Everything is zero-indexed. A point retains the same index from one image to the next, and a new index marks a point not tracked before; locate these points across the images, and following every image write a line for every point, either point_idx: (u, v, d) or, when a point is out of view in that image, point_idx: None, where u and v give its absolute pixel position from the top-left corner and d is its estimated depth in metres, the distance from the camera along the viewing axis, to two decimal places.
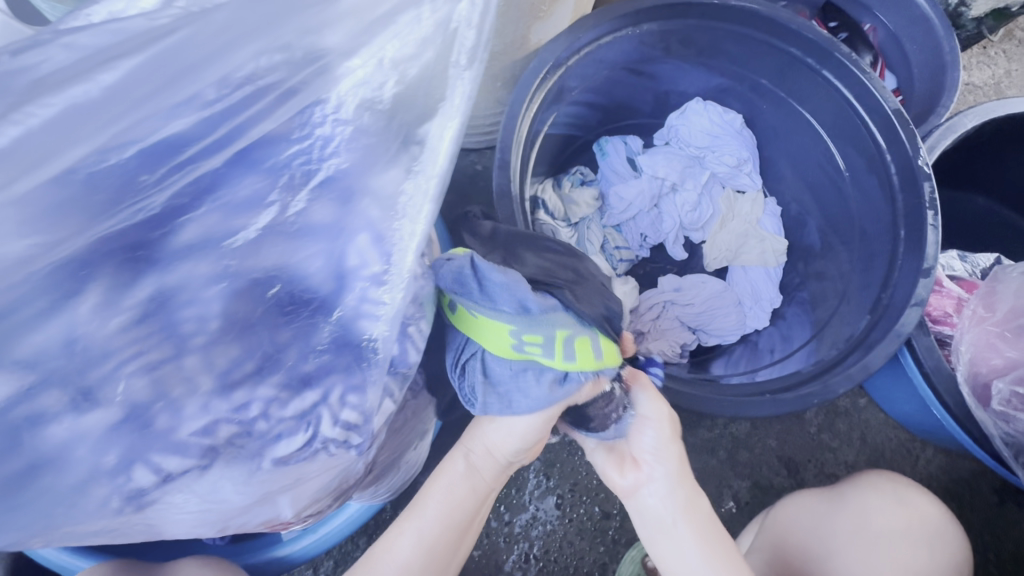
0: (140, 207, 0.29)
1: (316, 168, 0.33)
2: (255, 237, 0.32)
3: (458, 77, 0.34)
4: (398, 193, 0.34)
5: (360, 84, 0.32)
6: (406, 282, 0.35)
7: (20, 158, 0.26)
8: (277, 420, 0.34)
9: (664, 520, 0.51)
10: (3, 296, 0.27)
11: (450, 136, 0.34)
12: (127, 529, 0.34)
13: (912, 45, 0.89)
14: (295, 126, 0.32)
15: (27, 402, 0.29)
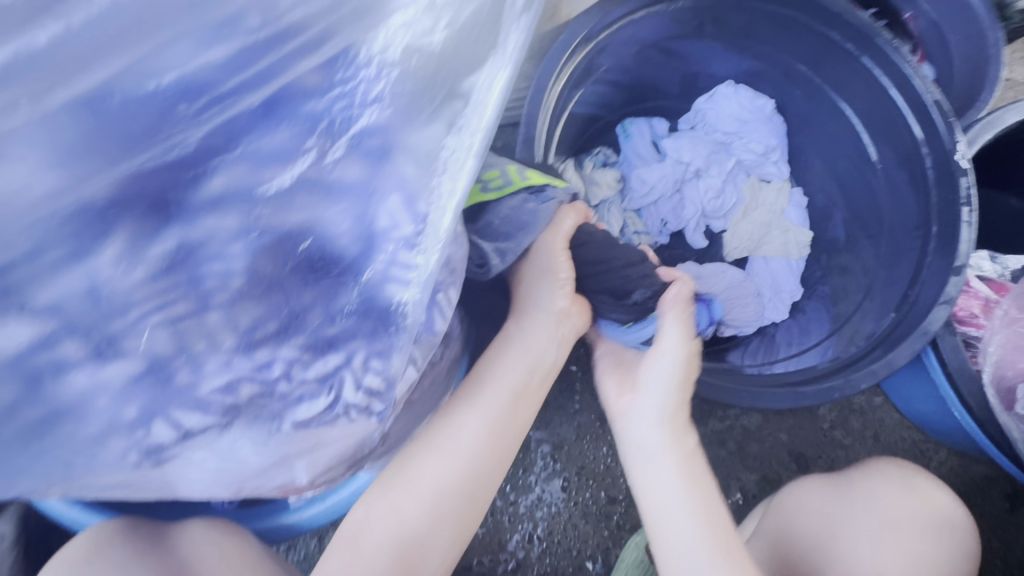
0: (170, 145, 0.27)
1: (356, 116, 0.30)
2: (289, 185, 0.31)
3: (511, 26, 0.34)
4: (439, 148, 0.33)
5: (412, 23, 0.29)
6: (440, 245, 0.34)
7: (51, 71, 0.24)
8: (299, 382, 0.34)
9: (646, 446, 0.52)
10: (26, 237, 0.26)
11: (501, 87, 0.34)
12: (143, 485, 0.34)
13: (953, 35, 0.84)
14: (337, 68, 0.29)
15: (48, 350, 0.28)
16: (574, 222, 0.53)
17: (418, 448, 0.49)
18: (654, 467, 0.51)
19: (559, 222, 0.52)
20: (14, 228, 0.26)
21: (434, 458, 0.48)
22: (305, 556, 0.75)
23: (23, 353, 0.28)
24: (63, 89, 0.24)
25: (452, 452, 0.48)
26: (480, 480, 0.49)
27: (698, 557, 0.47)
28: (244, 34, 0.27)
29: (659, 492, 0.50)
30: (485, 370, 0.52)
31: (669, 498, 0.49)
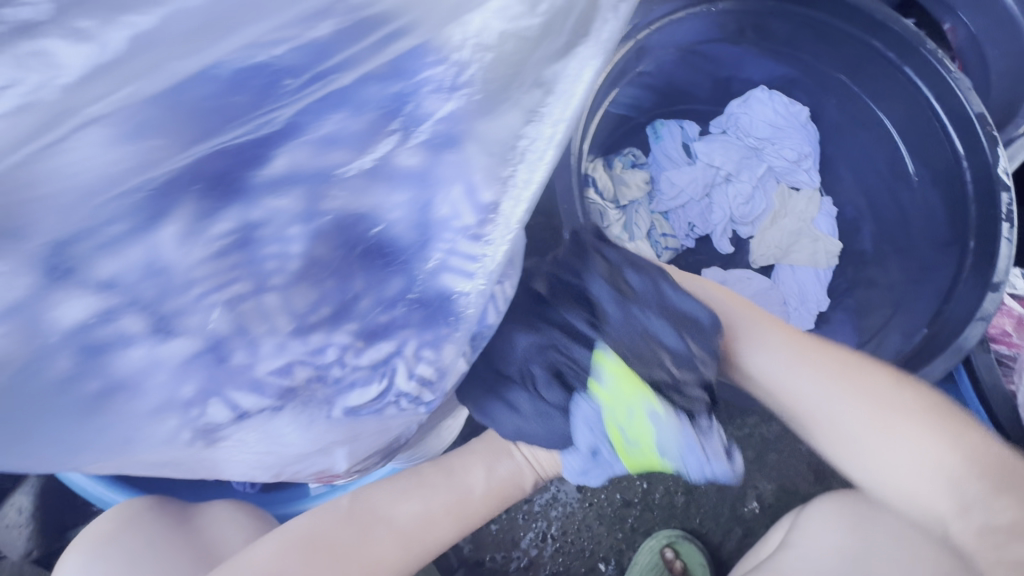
0: (262, 121, 0.27)
1: (445, 98, 0.30)
2: (370, 168, 0.31)
3: (607, 11, 0.33)
4: (519, 137, 0.32)
5: (506, 8, 0.28)
6: (511, 235, 0.34)
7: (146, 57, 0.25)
8: (352, 368, 0.33)
9: (773, 365, 0.45)
10: (89, 212, 0.25)
11: (588, 77, 0.33)
12: (189, 464, 0.34)
13: (993, 48, 0.81)
14: (431, 48, 0.28)
15: (107, 325, 0.28)
16: None
17: (385, 507, 0.48)
18: (802, 389, 0.44)
19: None
20: (93, 200, 0.25)
21: (398, 527, 0.47)
22: None
23: (82, 328, 0.27)
24: (181, 58, 0.25)
25: (409, 535, 0.47)
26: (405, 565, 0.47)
27: (902, 443, 0.42)
28: (340, 16, 0.26)
29: (819, 414, 0.44)
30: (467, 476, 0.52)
31: (830, 390, 0.44)
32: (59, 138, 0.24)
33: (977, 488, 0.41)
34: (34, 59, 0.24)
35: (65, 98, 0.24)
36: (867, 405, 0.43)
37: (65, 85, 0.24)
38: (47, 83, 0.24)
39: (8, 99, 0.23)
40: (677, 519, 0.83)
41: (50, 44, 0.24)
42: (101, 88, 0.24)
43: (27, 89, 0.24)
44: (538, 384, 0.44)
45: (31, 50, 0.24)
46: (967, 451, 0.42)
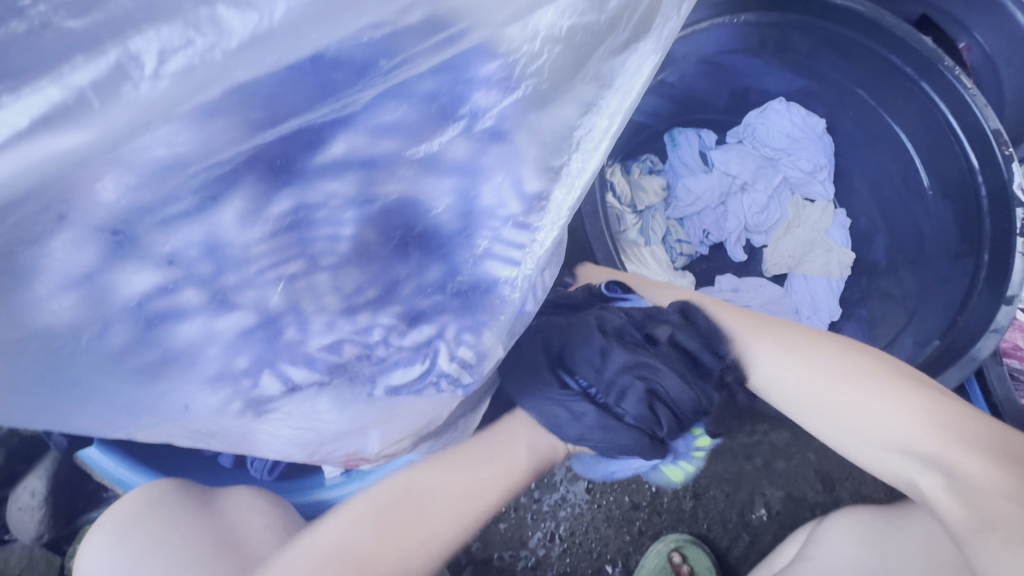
0: (346, 102, 0.28)
1: (513, 87, 0.31)
2: (435, 151, 0.32)
3: (673, 8, 0.32)
4: (575, 128, 0.34)
5: (572, 4, 0.29)
6: (563, 220, 0.34)
7: (274, 43, 0.25)
8: (396, 349, 0.35)
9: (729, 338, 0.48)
10: (157, 189, 0.26)
11: (646, 73, 0.33)
12: (231, 437, 0.35)
13: (1008, 71, 0.81)
14: (504, 40, 0.29)
15: (168, 297, 0.29)
16: None
17: (438, 490, 0.42)
18: (756, 367, 0.46)
19: None
20: (175, 176, 0.26)
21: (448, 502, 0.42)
22: None
23: (142, 301, 0.28)
24: (318, 32, 0.26)
25: (468, 508, 0.43)
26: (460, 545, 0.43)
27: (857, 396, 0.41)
28: (431, 6, 0.27)
29: (786, 390, 0.45)
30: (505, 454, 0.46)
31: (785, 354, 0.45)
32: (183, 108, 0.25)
33: (925, 440, 0.38)
34: (202, 22, 0.24)
35: (223, 62, 0.24)
36: (820, 374, 0.43)
37: (228, 50, 0.24)
38: (212, 47, 0.24)
39: (174, 59, 0.23)
40: (684, 523, 0.81)
41: (219, 7, 0.24)
42: (253, 56, 0.25)
43: (193, 50, 0.24)
44: (619, 402, 0.44)
45: (201, 14, 0.24)
46: (942, 420, 0.38)
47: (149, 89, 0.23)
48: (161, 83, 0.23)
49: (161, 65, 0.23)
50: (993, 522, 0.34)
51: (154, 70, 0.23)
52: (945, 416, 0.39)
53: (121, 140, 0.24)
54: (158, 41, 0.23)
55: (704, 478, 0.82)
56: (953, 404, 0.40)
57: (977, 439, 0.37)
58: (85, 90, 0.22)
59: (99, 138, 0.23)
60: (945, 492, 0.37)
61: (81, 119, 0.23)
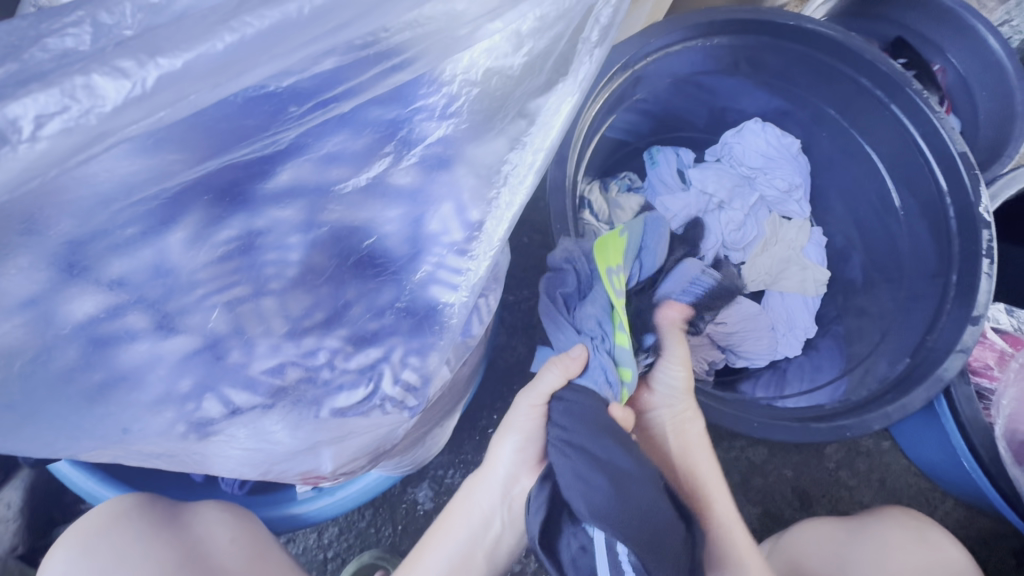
0: (269, 142, 0.29)
1: (433, 127, 0.32)
2: (365, 185, 0.33)
3: (587, 53, 0.33)
4: (502, 162, 0.34)
5: (492, 48, 0.31)
6: (493, 251, 0.35)
7: (151, 103, 0.24)
8: (341, 371, 0.35)
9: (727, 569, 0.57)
10: (101, 218, 0.27)
11: (566, 113, 0.34)
12: (183, 457, 0.35)
13: (981, 90, 0.84)
14: (425, 81, 0.31)
15: (114, 320, 0.29)
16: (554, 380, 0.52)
17: None
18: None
19: (538, 381, 0.53)
20: (121, 206, 0.27)
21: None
22: (304, 549, 0.77)
23: (87, 324, 0.29)
24: (198, 94, 0.25)
25: None
26: None
27: None
28: (341, 56, 0.27)
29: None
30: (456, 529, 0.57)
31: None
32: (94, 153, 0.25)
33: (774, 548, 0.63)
34: (77, 90, 0.23)
35: (99, 125, 0.24)
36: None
37: (102, 115, 0.24)
38: (86, 112, 0.24)
39: (51, 123, 0.23)
40: None
41: (94, 76, 0.24)
42: (134, 114, 0.24)
43: (69, 115, 0.23)
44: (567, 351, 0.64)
45: (77, 82, 0.24)
46: None
47: (27, 151, 0.23)
48: (38, 144, 0.23)
49: (37, 129, 0.23)
50: None
51: (32, 134, 0.23)
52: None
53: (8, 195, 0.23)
54: (34, 107, 0.23)
55: None
56: None
57: None
58: None
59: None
60: None
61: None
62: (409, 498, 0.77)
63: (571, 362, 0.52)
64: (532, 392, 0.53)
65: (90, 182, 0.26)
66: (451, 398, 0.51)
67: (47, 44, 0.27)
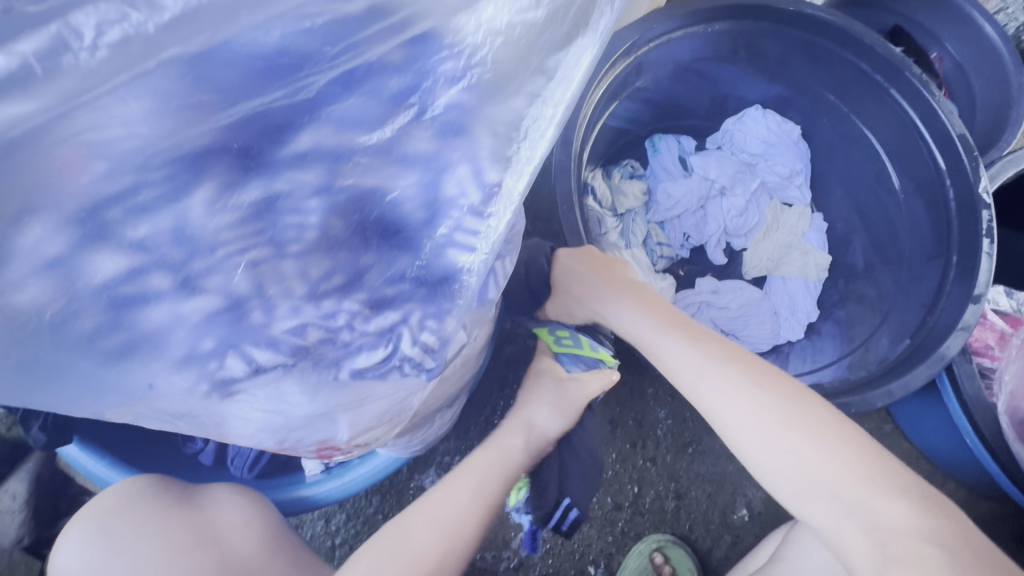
0: (301, 86, 0.29)
1: (460, 77, 0.32)
2: (388, 138, 0.33)
3: (609, 1, 0.33)
4: (523, 117, 0.35)
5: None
6: (513, 206, 0.37)
7: (211, 14, 0.25)
8: (360, 333, 0.36)
9: (689, 385, 0.51)
10: (122, 176, 0.27)
11: (586, 65, 0.35)
12: (202, 419, 0.36)
13: (978, 77, 0.85)
14: (449, 31, 0.30)
15: (135, 282, 0.29)
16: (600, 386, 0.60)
17: (412, 536, 0.49)
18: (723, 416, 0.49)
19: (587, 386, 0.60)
20: (141, 163, 0.27)
21: (423, 553, 0.48)
22: (312, 536, 0.77)
23: (109, 284, 0.29)
24: (248, 11, 0.26)
25: (445, 524, 0.51)
26: (449, 552, 0.50)
27: (755, 426, 0.47)
28: None
29: (717, 420, 0.49)
30: (462, 505, 0.52)
31: (740, 402, 0.48)
32: (142, 73, 0.25)
33: (865, 496, 0.43)
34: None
35: (157, 36, 0.24)
36: (755, 417, 0.47)
37: (161, 25, 0.24)
38: (148, 22, 0.24)
39: (112, 32, 0.23)
40: (667, 524, 0.78)
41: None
42: (182, 33, 0.25)
43: (129, 24, 0.23)
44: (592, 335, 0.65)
45: None
46: (852, 462, 0.44)
47: (88, 59, 0.23)
48: (100, 53, 0.23)
49: (99, 37, 0.23)
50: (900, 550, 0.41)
51: (93, 41, 0.23)
52: (869, 461, 0.45)
53: (69, 108, 0.24)
54: (94, 15, 0.23)
55: (687, 479, 0.80)
56: (874, 453, 0.45)
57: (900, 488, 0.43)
58: (28, 58, 0.22)
59: (48, 106, 0.23)
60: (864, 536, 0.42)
61: (27, 87, 0.22)
62: (415, 485, 0.77)
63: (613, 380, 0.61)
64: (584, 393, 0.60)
65: (113, 137, 0.26)
66: (465, 375, 0.52)
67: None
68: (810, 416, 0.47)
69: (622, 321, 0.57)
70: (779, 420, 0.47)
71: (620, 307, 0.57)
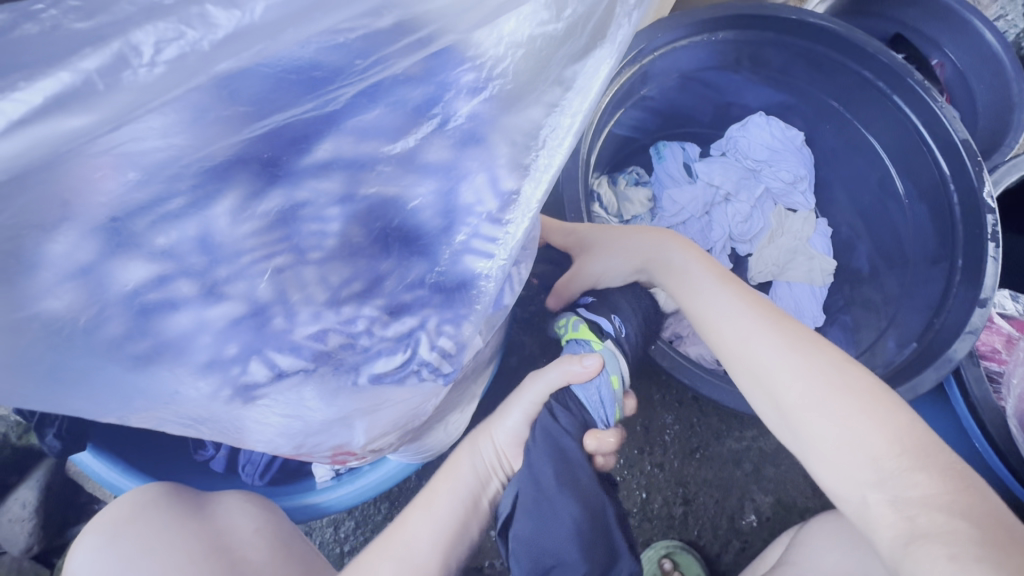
0: (329, 98, 0.30)
1: (482, 87, 0.33)
2: (411, 148, 0.34)
3: (624, 15, 0.35)
4: (541, 126, 0.36)
5: (535, 13, 0.31)
6: (532, 212, 0.37)
7: (257, 34, 0.27)
8: (379, 339, 0.36)
9: (738, 341, 0.51)
10: (151, 186, 0.28)
11: (604, 74, 0.36)
12: (221, 424, 0.36)
13: (980, 83, 0.86)
14: (471, 45, 0.32)
15: (162, 288, 0.30)
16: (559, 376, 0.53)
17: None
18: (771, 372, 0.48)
19: (544, 372, 0.54)
20: (168, 173, 0.28)
21: None
22: (321, 543, 0.77)
23: (138, 291, 0.30)
24: (294, 28, 0.27)
25: (400, 560, 0.49)
26: None
27: (803, 384, 0.47)
28: (401, 11, 0.29)
29: (765, 375, 0.49)
30: (418, 537, 0.50)
31: (791, 361, 0.48)
32: (193, 88, 0.26)
33: (900, 466, 0.43)
34: (193, 17, 0.25)
35: (209, 53, 0.26)
36: (807, 377, 0.47)
37: (214, 42, 0.26)
38: (201, 40, 0.25)
39: (169, 48, 0.25)
40: (675, 530, 0.78)
41: (209, 5, 0.25)
42: (234, 49, 0.26)
43: (185, 41, 0.25)
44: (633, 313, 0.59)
45: (192, 10, 0.25)
46: (896, 433, 0.44)
47: (146, 74, 0.25)
48: (157, 69, 0.25)
49: (156, 53, 0.25)
50: (926, 529, 0.40)
51: (151, 58, 0.25)
52: (913, 434, 0.44)
53: (122, 121, 0.25)
54: (154, 33, 0.25)
55: (695, 484, 0.79)
56: (919, 429, 0.45)
57: (940, 465, 0.43)
58: (91, 74, 0.24)
59: (99, 121, 0.25)
60: (891, 506, 0.42)
61: (88, 102, 0.24)
62: None
63: (577, 372, 0.53)
64: (539, 383, 0.54)
65: (148, 147, 0.26)
66: (468, 384, 0.51)
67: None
68: (860, 383, 0.47)
69: (682, 264, 0.57)
70: (827, 381, 0.47)
71: (679, 254, 0.57)
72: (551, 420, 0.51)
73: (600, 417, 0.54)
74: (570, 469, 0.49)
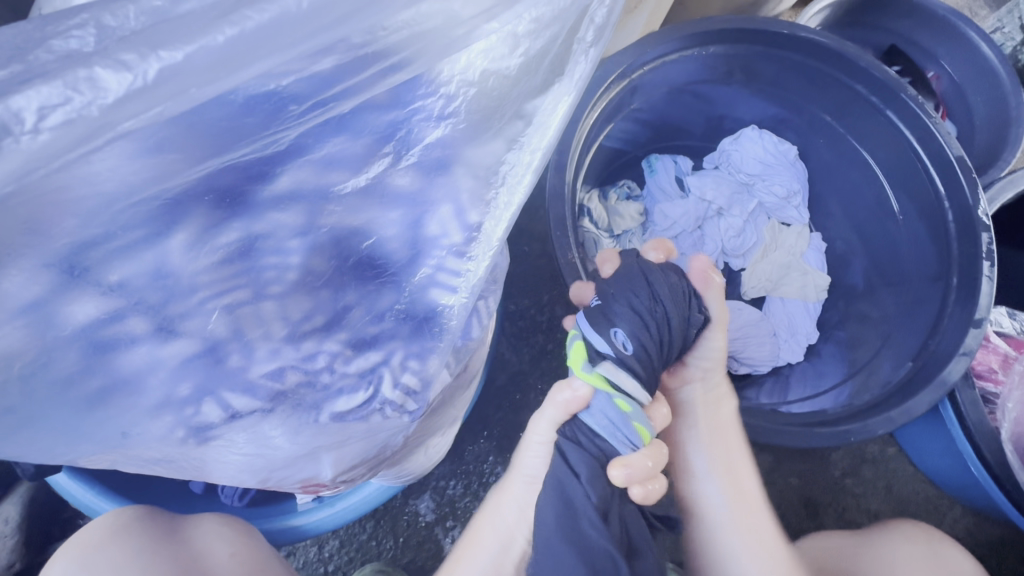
0: (269, 141, 0.29)
1: (433, 126, 0.33)
2: (364, 186, 0.33)
3: (583, 52, 0.34)
4: (500, 162, 0.35)
5: (489, 50, 0.31)
6: (493, 250, 0.36)
7: (164, 92, 0.25)
8: (340, 375, 0.35)
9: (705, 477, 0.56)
10: (98, 224, 0.27)
11: (564, 112, 0.35)
12: (181, 462, 0.35)
13: (977, 96, 0.84)
14: (422, 83, 0.31)
15: (114, 325, 0.29)
16: (555, 413, 0.47)
17: None
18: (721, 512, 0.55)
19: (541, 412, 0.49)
20: (112, 210, 0.27)
21: None
22: (304, 563, 0.75)
23: (87, 329, 0.28)
24: (200, 87, 0.25)
25: None
26: None
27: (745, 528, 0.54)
28: (342, 54, 0.28)
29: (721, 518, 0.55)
30: None
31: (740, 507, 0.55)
32: (95, 148, 0.25)
33: None
34: (79, 82, 0.23)
35: (102, 117, 0.24)
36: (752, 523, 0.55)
37: (105, 106, 0.24)
38: (89, 104, 0.24)
39: (53, 115, 0.23)
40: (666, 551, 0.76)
41: (97, 69, 0.24)
42: (135, 108, 0.24)
43: (72, 107, 0.23)
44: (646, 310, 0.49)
45: (80, 75, 0.24)
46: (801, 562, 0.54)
47: (30, 142, 0.23)
48: (42, 136, 0.23)
49: (40, 120, 0.23)
50: None
51: (35, 125, 0.23)
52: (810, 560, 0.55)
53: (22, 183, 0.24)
54: (38, 99, 0.23)
55: None
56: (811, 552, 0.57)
57: None
58: None
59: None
60: None
61: None
62: (410, 510, 0.76)
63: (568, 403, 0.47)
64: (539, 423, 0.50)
65: (93, 184, 0.26)
66: (451, 405, 0.50)
67: (52, 46, 0.26)
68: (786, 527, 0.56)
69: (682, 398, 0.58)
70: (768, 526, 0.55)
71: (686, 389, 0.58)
72: (564, 468, 0.44)
73: (620, 443, 0.45)
74: (578, 528, 0.42)
